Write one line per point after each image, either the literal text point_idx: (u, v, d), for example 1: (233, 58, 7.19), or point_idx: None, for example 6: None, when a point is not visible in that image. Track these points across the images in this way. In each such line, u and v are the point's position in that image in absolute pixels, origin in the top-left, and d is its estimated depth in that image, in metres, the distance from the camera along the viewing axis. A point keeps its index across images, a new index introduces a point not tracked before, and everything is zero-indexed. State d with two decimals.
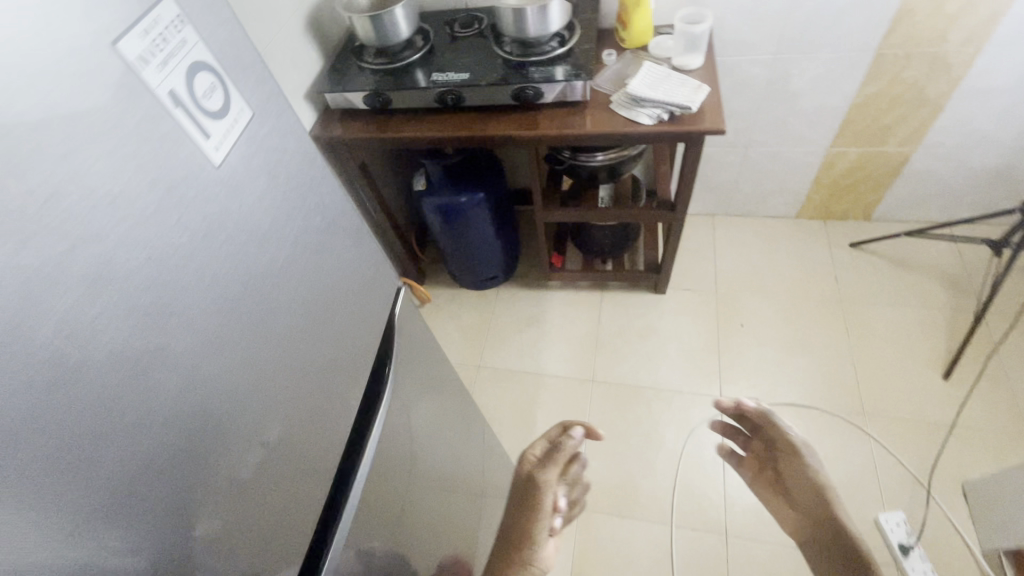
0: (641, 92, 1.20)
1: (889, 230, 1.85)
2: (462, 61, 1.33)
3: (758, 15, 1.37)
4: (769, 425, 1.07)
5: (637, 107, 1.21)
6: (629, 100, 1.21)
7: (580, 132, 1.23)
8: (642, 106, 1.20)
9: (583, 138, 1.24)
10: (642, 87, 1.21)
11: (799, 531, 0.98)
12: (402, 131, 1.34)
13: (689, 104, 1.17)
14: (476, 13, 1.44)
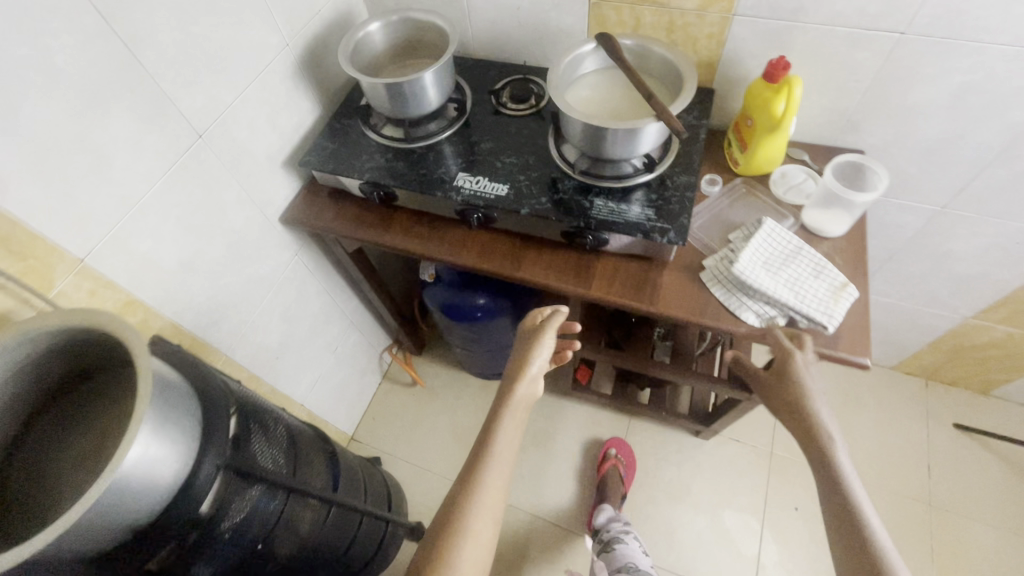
0: (750, 276, 0.80)
1: (1005, 414, 1.46)
2: (502, 160, 0.94)
3: (939, 158, 0.94)
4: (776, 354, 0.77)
5: (737, 293, 0.82)
6: (733, 283, 0.82)
7: (649, 305, 0.84)
8: (747, 296, 0.81)
9: (652, 316, 0.86)
10: (750, 267, 0.81)
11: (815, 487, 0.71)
12: (406, 237, 0.98)
13: (825, 321, 0.78)
14: (536, 78, 1.03)
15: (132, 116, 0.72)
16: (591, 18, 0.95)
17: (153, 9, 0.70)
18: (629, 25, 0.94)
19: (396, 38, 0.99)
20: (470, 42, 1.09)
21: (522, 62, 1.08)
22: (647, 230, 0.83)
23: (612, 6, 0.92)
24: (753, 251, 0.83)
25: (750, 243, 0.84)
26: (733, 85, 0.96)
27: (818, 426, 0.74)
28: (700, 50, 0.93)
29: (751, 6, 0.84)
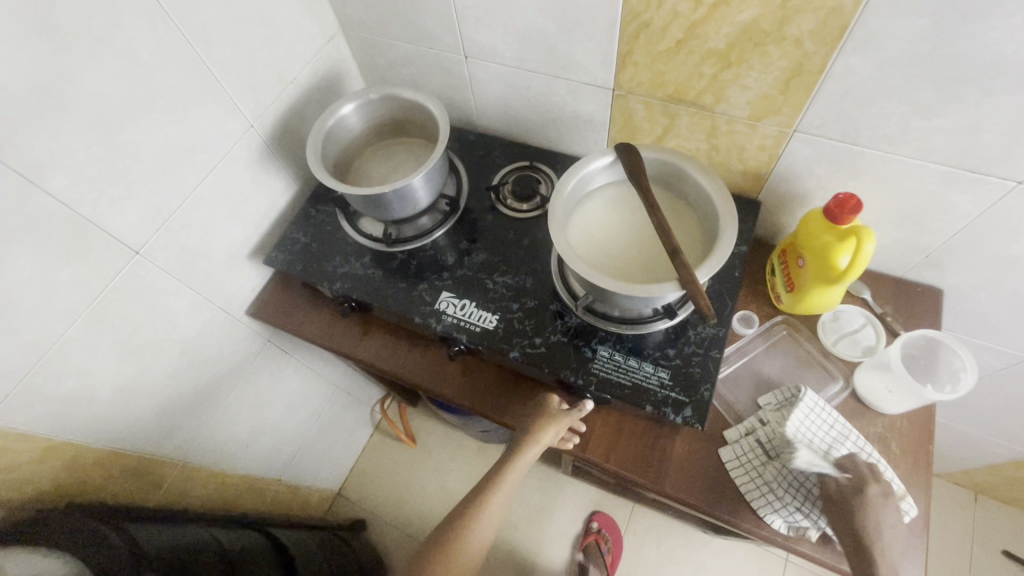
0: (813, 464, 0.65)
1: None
2: (494, 279, 0.79)
3: None
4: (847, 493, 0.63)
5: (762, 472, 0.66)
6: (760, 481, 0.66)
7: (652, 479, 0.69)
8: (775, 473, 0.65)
9: (657, 494, 0.72)
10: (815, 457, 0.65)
11: None
12: (380, 351, 0.84)
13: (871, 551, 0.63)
14: (545, 169, 0.86)
15: (38, 255, 0.59)
16: (614, 108, 0.77)
17: (59, 129, 0.57)
18: (661, 121, 0.76)
19: (379, 117, 0.84)
20: (472, 112, 0.92)
21: (532, 142, 0.91)
22: (658, 401, 0.67)
23: (640, 100, 0.74)
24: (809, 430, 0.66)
25: (811, 421, 0.66)
26: (786, 200, 0.77)
27: None
28: (747, 160, 0.74)
29: (817, 125, 0.65)
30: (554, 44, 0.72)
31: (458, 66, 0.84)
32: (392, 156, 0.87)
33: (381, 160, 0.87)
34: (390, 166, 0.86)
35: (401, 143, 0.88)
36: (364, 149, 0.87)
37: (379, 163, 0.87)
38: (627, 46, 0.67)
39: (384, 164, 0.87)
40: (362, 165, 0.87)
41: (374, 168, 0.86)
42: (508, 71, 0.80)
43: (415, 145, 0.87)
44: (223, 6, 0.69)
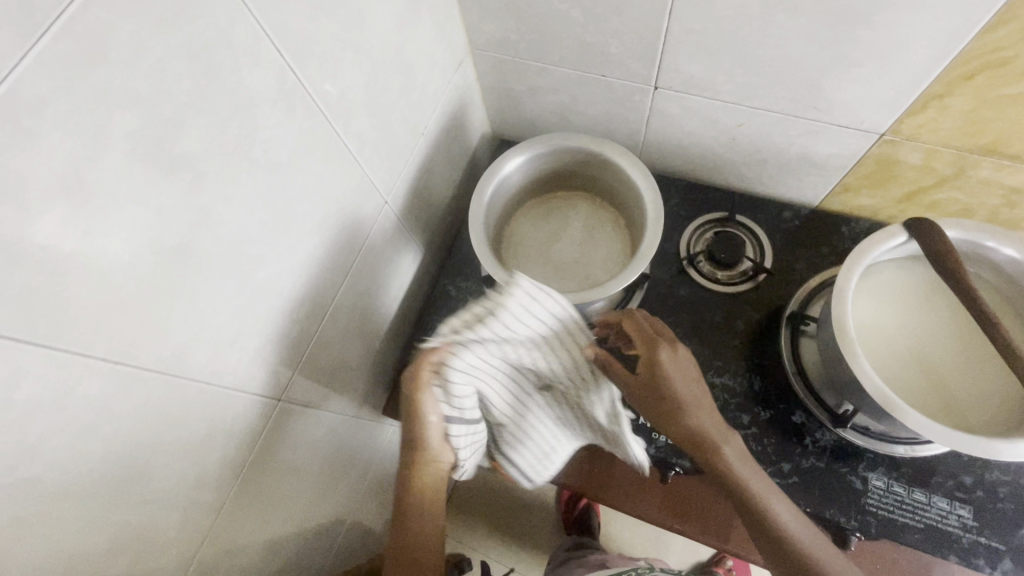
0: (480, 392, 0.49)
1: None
2: (709, 379, 0.63)
3: None
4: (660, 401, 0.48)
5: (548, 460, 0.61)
6: None
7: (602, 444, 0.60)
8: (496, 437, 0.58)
9: None
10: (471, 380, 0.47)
11: (707, 426, 0.48)
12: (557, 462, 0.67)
13: None
14: (749, 225, 0.69)
15: (184, 455, 0.43)
16: (872, 153, 0.58)
17: (198, 292, 0.39)
18: (940, 171, 0.57)
19: (541, 172, 0.65)
20: (638, 147, 0.72)
21: (720, 184, 0.72)
22: (964, 550, 0.54)
23: (921, 147, 0.55)
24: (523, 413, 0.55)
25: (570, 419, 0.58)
26: None
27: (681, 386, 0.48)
28: None
29: None
30: (816, 80, 0.52)
31: (639, 97, 0.64)
32: (551, 217, 0.69)
33: (536, 223, 0.69)
34: (551, 230, 0.68)
35: (559, 199, 0.70)
36: (515, 209, 0.68)
37: (534, 227, 0.69)
38: (945, 86, 0.48)
39: (541, 227, 0.69)
40: (513, 230, 0.69)
41: (529, 235, 0.68)
42: (718, 107, 0.60)
43: (578, 203, 0.69)
44: (364, 58, 0.48)
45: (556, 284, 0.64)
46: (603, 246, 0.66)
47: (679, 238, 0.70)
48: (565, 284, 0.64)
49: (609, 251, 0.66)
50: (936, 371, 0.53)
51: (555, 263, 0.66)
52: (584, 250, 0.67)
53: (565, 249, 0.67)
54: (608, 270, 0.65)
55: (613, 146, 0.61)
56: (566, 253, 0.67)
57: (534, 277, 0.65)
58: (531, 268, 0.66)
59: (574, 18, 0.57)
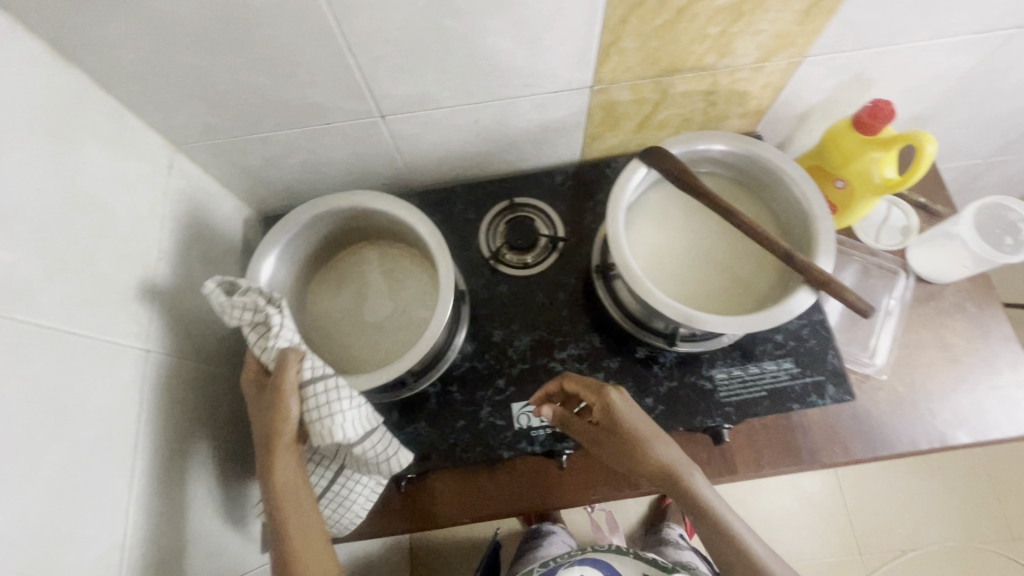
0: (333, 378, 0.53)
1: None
2: (557, 356, 0.65)
3: (999, 126, 0.81)
4: (620, 449, 0.54)
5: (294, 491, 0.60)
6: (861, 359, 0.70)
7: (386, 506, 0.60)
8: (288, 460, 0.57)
9: (836, 463, 0.67)
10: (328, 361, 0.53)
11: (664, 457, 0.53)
12: (469, 500, 0.64)
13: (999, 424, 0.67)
14: (530, 200, 0.71)
15: None
16: (593, 104, 0.63)
17: None
18: (649, 99, 0.63)
19: (310, 245, 0.62)
20: (402, 171, 0.71)
21: (491, 174, 0.74)
22: (801, 395, 0.62)
23: (625, 86, 0.60)
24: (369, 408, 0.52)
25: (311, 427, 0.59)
26: (788, 120, 0.71)
27: (636, 433, 0.53)
28: (750, 101, 0.66)
29: (831, 44, 0.57)
30: (513, 64, 0.54)
31: (373, 130, 0.62)
32: (347, 277, 0.66)
33: (336, 290, 0.65)
34: (355, 291, 0.65)
35: (349, 255, 0.67)
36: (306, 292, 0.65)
37: (336, 295, 0.65)
38: (613, 34, 0.52)
39: (343, 292, 0.65)
40: (314, 309, 0.64)
41: (334, 305, 0.65)
42: (447, 113, 0.61)
43: (369, 251, 0.66)
44: (19, 224, 0.40)
45: (383, 344, 0.62)
46: (410, 284, 0.64)
47: (475, 239, 0.70)
48: (392, 340, 0.62)
49: (418, 286, 0.64)
50: (718, 267, 0.59)
51: (373, 323, 0.63)
52: (395, 296, 0.64)
53: (376, 303, 0.64)
54: (426, 304, 0.63)
55: (370, 194, 0.59)
56: (379, 307, 0.64)
57: (360, 349, 0.62)
58: (352, 340, 0.62)
59: (262, 83, 0.53)
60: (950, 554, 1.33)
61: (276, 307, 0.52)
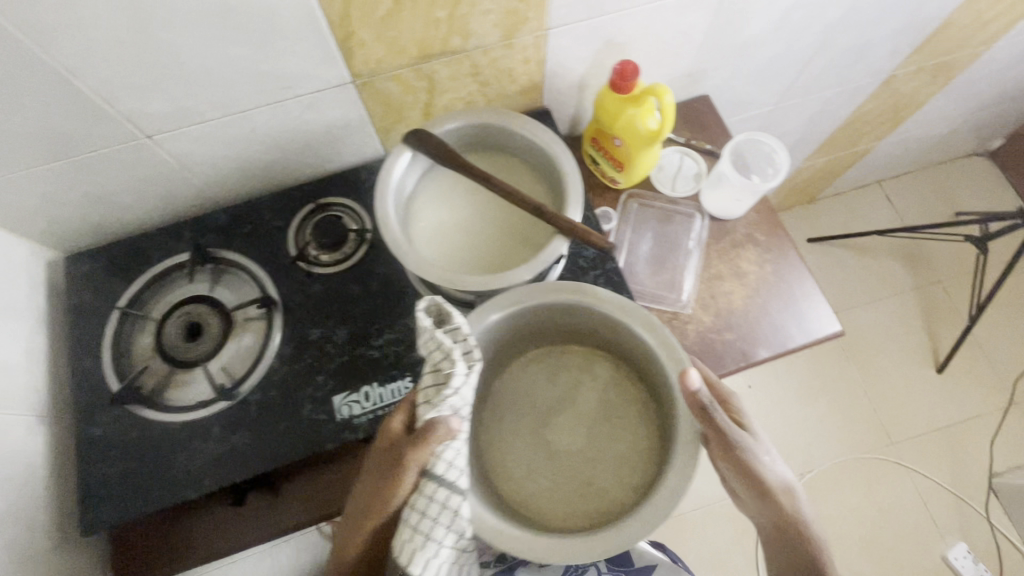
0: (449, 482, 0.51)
1: (843, 204, 1.70)
2: (373, 343, 0.67)
3: (768, 73, 0.89)
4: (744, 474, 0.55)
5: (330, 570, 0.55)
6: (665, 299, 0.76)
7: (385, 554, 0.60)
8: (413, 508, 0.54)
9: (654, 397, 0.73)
10: (460, 469, 0.51)
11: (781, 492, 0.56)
12: (315, 499, 0.67)
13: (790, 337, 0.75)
14: (338, 199, 0.73)
15: None
16: (366, 99, 0.65)
17: None
18: (419, 87, 0.66)
19: (563, 319, 0.64)
20: (203, 189, 0.71)
21: (299, 179, 0.75)
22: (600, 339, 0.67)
23: (387, 78, 0.63)
24: (580, 556, 0.51)
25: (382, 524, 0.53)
26: (568, 91, 0.76)
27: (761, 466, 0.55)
28: (520, 78, 0.70)
29: (564, 16, 0.62)
30: (256, 68, 0.56)
31: (147, 151, 0.62)
32: (595, 369, 0.68)
33: (546, 381, 0.68)
34: (566, 383, 0.67)
35: (575, 354, 0.69)
36: (516, 371, 0.68)
37: (538, 374, 0.68)
38: (343, 29, 0.55)
39: (539, 393, 0.67)
40: (497, 415, 0.66)
41: (537, 398, 0.67)
42: (217, 125, 0.62)
43: (608, 339, 0.65)
44: None
45: (545, 471, 0.62)
46: (589, 425, 0.64)
47: (284, 242, 0.72)
48: (555, 471, 0.62)
49: (620, 428, 0.65)
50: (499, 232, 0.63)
51: (553, 436, 0.64)
52: (608, 432, 0.64)
53: (560, 418, 0.65)
54: (625, 438, 0.64)
55: (610, 293, 0.60)
56: (560, 429, 0.64)
57: (527, 461, 0.63)
58: (519, 438, 0.64)
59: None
60: (842, 468, 1.44)
61: (452, 365, 0.50)
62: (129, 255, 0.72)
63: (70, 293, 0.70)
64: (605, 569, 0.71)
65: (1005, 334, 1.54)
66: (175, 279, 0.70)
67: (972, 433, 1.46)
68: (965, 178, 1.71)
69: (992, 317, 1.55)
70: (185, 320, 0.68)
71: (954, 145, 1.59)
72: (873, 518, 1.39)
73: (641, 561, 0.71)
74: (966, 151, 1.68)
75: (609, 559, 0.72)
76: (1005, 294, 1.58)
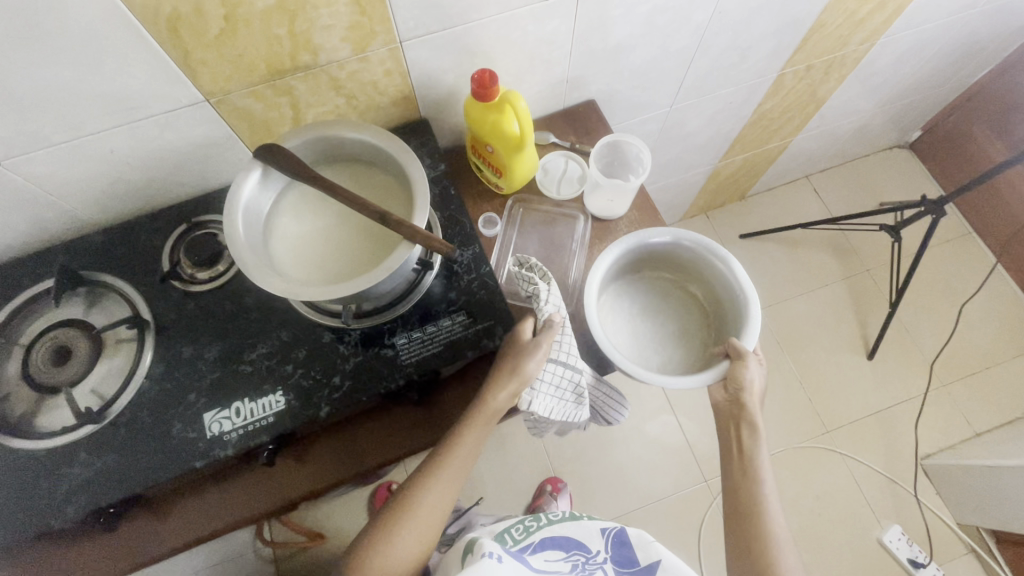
0: (560, 363, 0.66)
1: (773, 199, 1.75)
2: (247, 359, 0.67)
3: (651, 76, 0.92)
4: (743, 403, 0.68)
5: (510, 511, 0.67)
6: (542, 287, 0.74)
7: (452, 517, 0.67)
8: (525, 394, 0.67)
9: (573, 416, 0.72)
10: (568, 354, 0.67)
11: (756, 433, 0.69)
12: (193, 521, 0.66)
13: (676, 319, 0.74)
14: (214, 218, 0.74)
15: None
16: (226, 116, 0.66)
17: None
18: (282, 103, 0.67)
19: (676, 256, 0.77)
20: (73, 212, 0.71)
21: (176, 199, 0.76)
22: (473, 341, 0.68)
23: (243, 95, 0.64)
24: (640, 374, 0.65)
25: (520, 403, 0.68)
26: (444, 101, 0.78)
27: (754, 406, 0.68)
28: (387, 89, 0.72)
29: (414, 28, 0.64)
30: (97, 89, 0.57)
31: (0, 177, 0.62)
32: (686, 300, 0.80)
33: (648, 291, 0.81)
34: (663, 298, 0.81)
35: (681, 284, 0.81)
36: (646, 270, 0.82)
37: (642, 284, 0.82)
38: (180, 49, 0.56)
39: (647, 295, 0.81)
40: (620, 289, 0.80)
41: (636, 295, 0.81)
42: (70, 147, 0.62)
43: (706, 285, 0.78)
44: None
45: (640, 345, 0.77)
46: (686, 337, 0.78)
47: (158, 259, 0.72)
48: (639, 346, 0.77)
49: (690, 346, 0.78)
50: (361, 240, 0.64)
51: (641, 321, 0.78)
52: (680, 342, 0.78)
53: (647, 323, 0.79)
54: (687, 348, 0.77)
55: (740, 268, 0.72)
56: (645, 324, 0.79)
57: (651, 331, 0.79)
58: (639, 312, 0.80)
59: None
60: (780, 458, 1.45)
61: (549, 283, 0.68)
62: (2, 281, 0.71)
63: None
64: (611, 570, 0.64)
65: (928, 318, 1.59)
66: (48, 304, 0.70)
67: (902, 416, 1.49)
68: (886, 170, 1.77)
69: (913, 301, 1.61)
70: (55, 345, 0.67)
71: (870, 139, 1.65)
72: (810, 506, 1.41)
73: (647, 559, 0.63)
74: (887, 143, 1.74)
75: (615, 558, 0.65)
76: (927, 280, 1.63)
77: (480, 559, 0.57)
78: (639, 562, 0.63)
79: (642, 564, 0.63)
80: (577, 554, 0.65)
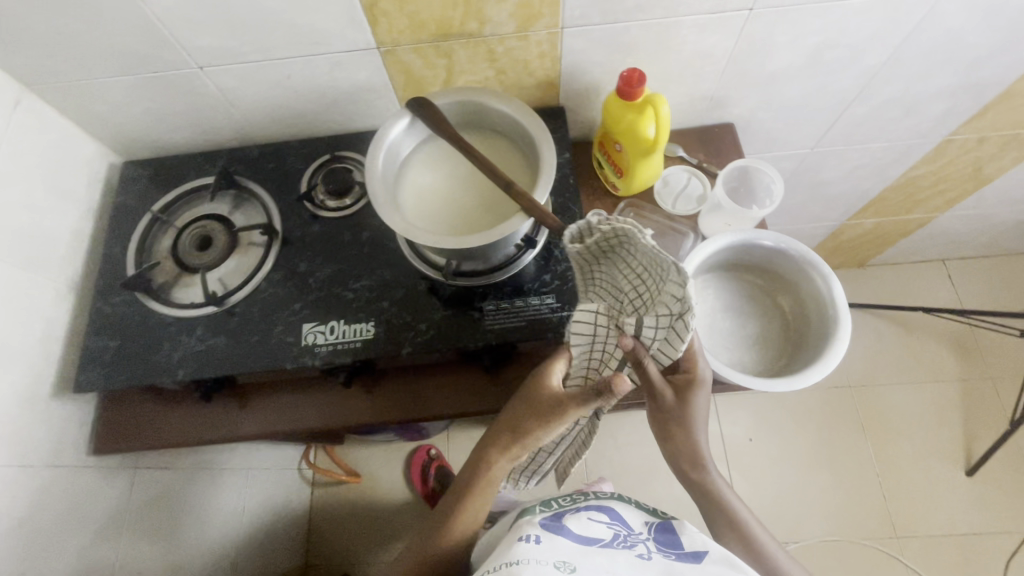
0: None
1: (896, 275, 1.60)
2: (351, 286, 0.73)
3: (800, 113, 0.88)
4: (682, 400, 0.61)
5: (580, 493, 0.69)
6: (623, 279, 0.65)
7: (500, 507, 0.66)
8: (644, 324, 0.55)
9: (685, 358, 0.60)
10: None
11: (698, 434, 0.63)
12: (270, 414, 0.72)
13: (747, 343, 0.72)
14: (352, 156, 0.81)
15: None
16: (389, 66, 0.72)
17: None
18: (440, 64, 0.72)
19: (775, 263, 0.73)
20: (243, 125, 0.81)
21: (325, 133, 0.84)
22: (556, 325, 0.69)
23: (409, 49, 0.70)
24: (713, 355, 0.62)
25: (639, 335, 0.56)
26: (585, 93, 0.80)
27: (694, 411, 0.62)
28: (536, 71, 0.75)
29: (579, 16, 0.66)
30: (294, 21, 0.65)
31: (199, 82, 0.72)
32: (770, 308, 0.74)
33: (735, 290, 0.76)
34: (748, 301, 0.75)
35: (770, 292, 0.75)
36: (740, 270, 0.76)
37: (731, 283, 0.76)
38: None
39: (734, 295, 0.75)
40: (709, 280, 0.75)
41: (724, 291, 0.75)
42: (257, 67, 0.71)
43: (797, 301, 0.73)
44: None
45: (714, 338, 0.72)
46: (761, 343, 0.72)
47: (299, 181, 0.80)
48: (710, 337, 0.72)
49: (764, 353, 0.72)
50: (477, 203, 0.67)
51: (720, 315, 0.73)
52: (755, 348, 0.72)
53: (728, 323, 0.73)
54: (764, 357, 0.71)
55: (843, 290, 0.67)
56: (724, 321, 0.74)
57: (728, 327, 0.73)
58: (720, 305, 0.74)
59: (78, 28, 0.63)
60: (832, 548, 1.33)
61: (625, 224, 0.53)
62: (173, 170, 0.83)
63: (119, 193, 0.81)
64: (653, 546, 0.58)
65: None
66: (204, 198, 0.80)
67: (991, 549, 1.31)
68: None
69: None
70: (201, 233, 0.77)
71: None
72: None
73: (692, 545, 0.56)
74: None
75: (656, 538, 0.59)
76: None
77: (518, 544, 0.54)
78: (683, 546, 0.57)
79: (688, 550, 0.56)
80: (619, 526, 0.61)
